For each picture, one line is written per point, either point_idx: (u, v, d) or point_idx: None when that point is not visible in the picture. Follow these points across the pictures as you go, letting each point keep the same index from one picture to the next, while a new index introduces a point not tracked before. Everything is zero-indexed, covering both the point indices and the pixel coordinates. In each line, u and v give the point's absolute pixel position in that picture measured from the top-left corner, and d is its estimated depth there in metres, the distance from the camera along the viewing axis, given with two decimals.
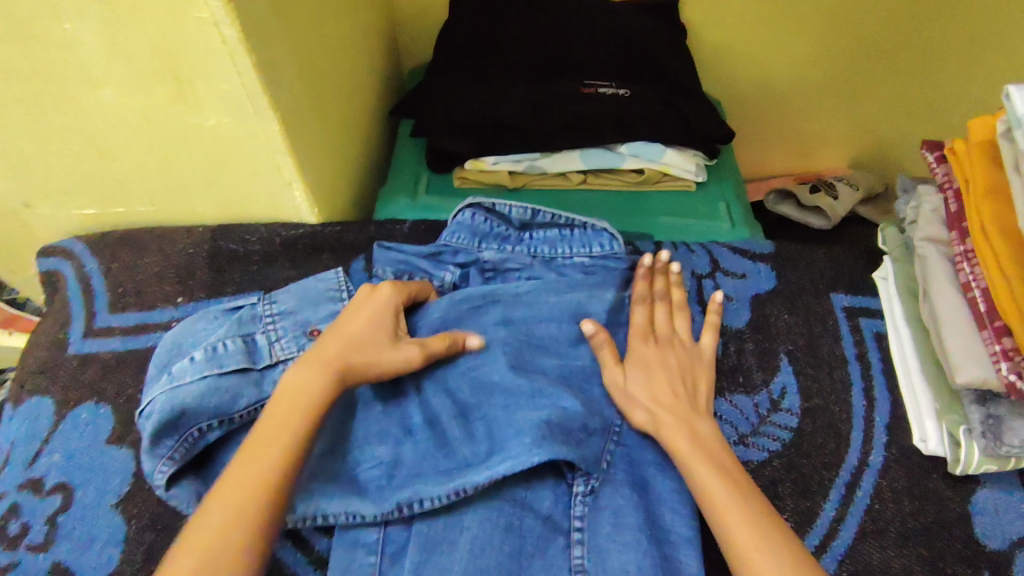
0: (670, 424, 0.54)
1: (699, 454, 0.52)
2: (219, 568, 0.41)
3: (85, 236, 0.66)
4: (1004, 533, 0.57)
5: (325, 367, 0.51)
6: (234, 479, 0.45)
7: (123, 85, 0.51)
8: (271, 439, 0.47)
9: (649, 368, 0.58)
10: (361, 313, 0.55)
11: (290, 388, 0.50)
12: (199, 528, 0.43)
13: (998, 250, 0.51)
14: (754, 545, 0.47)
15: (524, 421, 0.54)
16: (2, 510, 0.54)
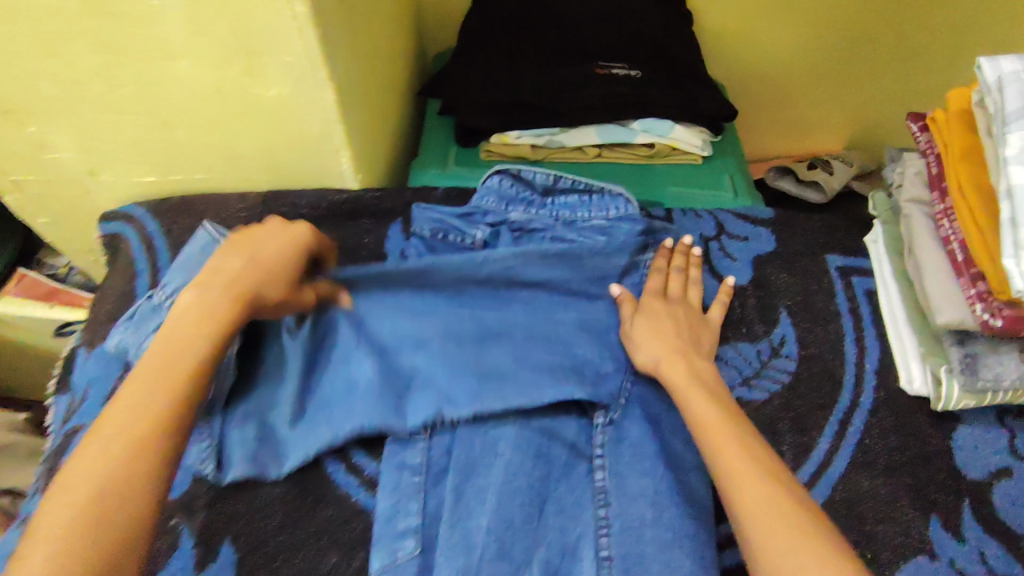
0: (668, 364, 0.60)
1: (696, 392, 0.57)
2: (119, 491, 0.43)
3: (144, 203, 0.73)
4: (983, 465, 0.63)
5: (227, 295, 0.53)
6: (132, 400, 0.47)
7: (197, 58, 0.57)
8: (173, 365, 0.49)
9: (655, 317, 0.64)
10: (268, 245, 0.57)
11: (185, 315, 0.52)
12: (84, 455, 0.45)
13: (972, 205, 0.58)
14: (739, 466, 0.52)
15: (543, 363, 0.61)
16: (82, 439, 0.60)
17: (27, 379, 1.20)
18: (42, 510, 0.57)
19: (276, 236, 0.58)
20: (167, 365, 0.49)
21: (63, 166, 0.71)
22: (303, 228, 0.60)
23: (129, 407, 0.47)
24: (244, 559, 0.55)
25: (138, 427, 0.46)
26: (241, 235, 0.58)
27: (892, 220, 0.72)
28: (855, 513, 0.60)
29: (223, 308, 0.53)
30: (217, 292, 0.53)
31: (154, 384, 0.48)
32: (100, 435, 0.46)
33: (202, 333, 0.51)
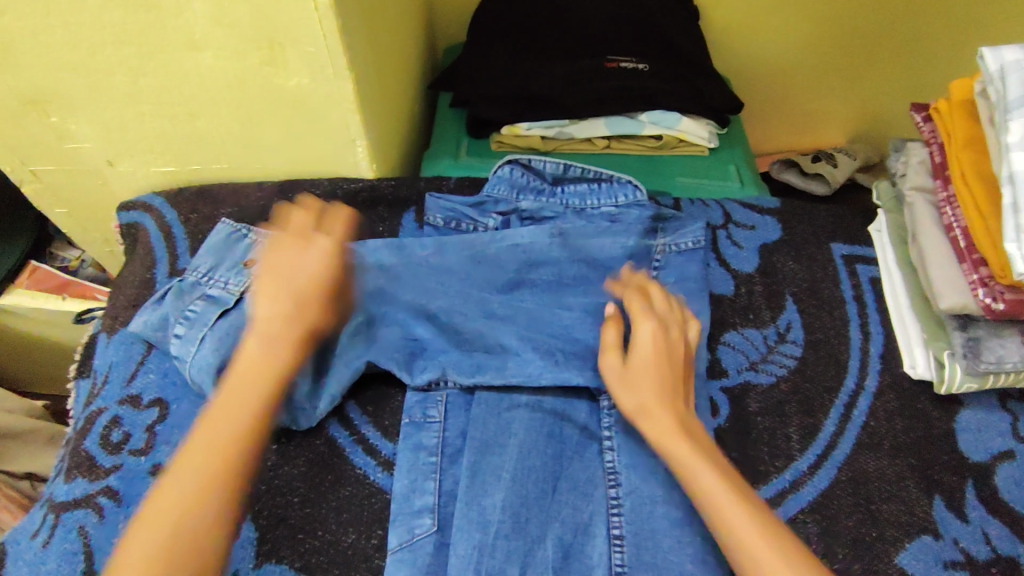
0: (665, 424, 0.56)
1: (699, 454, 0.55)
2: (187, 532, 0.47)
3: (163, 192, 0.75)
4: (986, 448, 0.65)
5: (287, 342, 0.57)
6: (202, 444, 0.51)
7: (220, 49, 0.59)
8: (239, 408, 0.53)
9: (655, 361, 0.59)
10: (314, 278, 0.60)
11: (250, 360, 0.55)
12: (162, 496, 0.49)
13: (974, 192, 0.59)
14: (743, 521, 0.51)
15: (549, 344, 0.64)
16: (105, 421, 0.61)
17: (42, 372, 1.22)
18: (65, 488, 0.59)
19: (309, 263, 0.60)
20: (235, 409, 0.53)
21: (83, 156, 0.72)
22: (322, 242, 0.62)
23: (201, 453, 0.50)
24: (265, 535, 0.56)
25: (210, 472, 0.50)
26: (272, 263, 0.60)
27: (896, 209, 0.73)
28: (860, 493, 0.61)
29: (281, 353, 0.56)
30: (278, 334, 0.57)
31: (221, 429, 0.52)
32: (177, 480, 0.49)
33: (264, 377, 0.55)
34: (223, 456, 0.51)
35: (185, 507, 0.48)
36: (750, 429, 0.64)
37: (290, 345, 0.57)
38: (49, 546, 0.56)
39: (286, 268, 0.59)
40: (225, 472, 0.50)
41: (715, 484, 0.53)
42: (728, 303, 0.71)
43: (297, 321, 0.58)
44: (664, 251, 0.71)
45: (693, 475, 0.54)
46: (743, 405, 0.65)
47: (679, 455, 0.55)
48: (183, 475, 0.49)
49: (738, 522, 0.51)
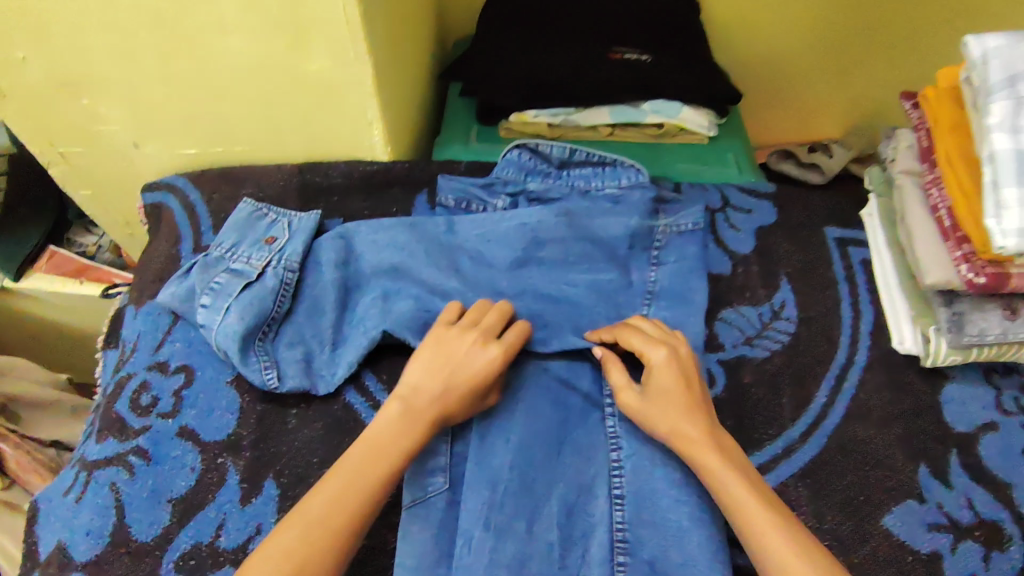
0: (694, 438, 0.56)
1: (727, 465, 0.55)
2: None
3: (186, 174, 0.78)
4: (970, 419, 0.68)
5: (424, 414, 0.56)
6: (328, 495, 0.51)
7: (249, 33, 0.62)
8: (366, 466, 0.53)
9: (668, 391, 0.59)
10: (467, 363, 0.59)
11: (385, 422, 0.56)
12: (279, 541, 0.49)
13: (959, 173, 0.62)
14: (772, 532, 0.51)
15: (552, 320, 0.67)
16: (134, 386, 0.65)
17: (65, 360, 1.26)
18: (97, 447, 0.62)
19: (474, 357, 0.59)
20: (366, 466, 0.53)
21: (111, 138, 0.76)
22: (494, 345, 0.60)
23: (325, 501, 0.51)
24: (286, 492, 0.59)
25: (329, 527, 0.50)
26: (439, 346, 0.60)
27: (887, 193, 0.77)
28: (850, 460, 0.65)
29: (421, 424, 0.56)
30: (421, 408, 0.56)
31: (352, 485, 0.52)
32: (297, 521, 0.50)
33: (393, 445, 0.54)
34: (345, 511, 0.51)
35: (299, 557, 0.48)
36: (745, 399, 0.67)
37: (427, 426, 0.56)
38: (83, 500, 0.59)
39: (450, 357, 0.59)
40: (341, 528, 0.50)
41: (748, 499, 0.53)
42: (725, 282, 0.75)
43: (433, 396, 0.57)
44: (665, 232, 0.74)
45: (719, 483, 0.54)
46: (739, 376, 0.69)
47: (709, 464, 0.55)
48: (304, 518, 0.50)
49: (768, 535, 0.51)
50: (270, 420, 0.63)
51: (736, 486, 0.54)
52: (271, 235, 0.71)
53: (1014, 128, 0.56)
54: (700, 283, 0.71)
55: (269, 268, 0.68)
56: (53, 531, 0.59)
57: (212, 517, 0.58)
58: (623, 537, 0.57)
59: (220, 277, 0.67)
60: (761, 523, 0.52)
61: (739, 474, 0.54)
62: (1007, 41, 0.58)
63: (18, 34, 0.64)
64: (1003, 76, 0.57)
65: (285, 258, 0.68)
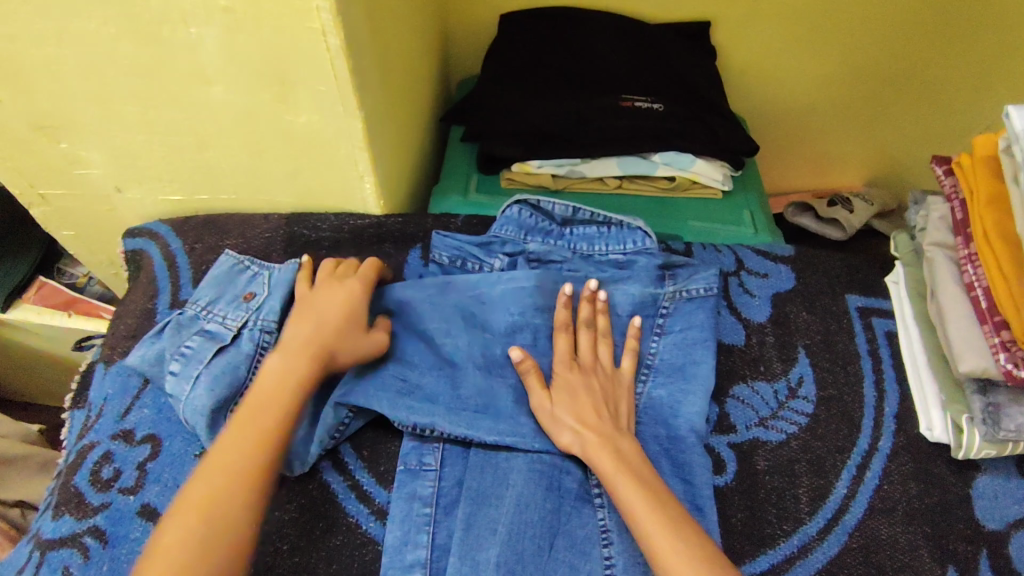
0: (593, 443, 0.56)
1: (623, 472, 0.55)
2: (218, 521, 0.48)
3: (170, 220, 0.74)
4: (1002, 516, 0.62)
5: (303, 352, 0.57)
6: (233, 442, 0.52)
7: (231, 84, 0.58)
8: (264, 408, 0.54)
9: (574, 393, 0.60)
10: (335, 300, 0.61)
11: (272, 373, 0.56)
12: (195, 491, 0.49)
13: (999, 254, 0.57)
14: (667, 547, 0.50)
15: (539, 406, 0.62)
16: (96, 456, 0.60)
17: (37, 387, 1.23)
18: (51, 525, 0.57)
19: (334, 297, 0.62)
20: (266, 411, 0.54)
21: (92, 181, 0.72)
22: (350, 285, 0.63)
23: (201, 497, 0.49)
24: None
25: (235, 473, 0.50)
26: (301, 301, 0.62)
27: (915, 263, 0.71)
28: (872, 561, 0.59)
29: (277, 406, 0.54)
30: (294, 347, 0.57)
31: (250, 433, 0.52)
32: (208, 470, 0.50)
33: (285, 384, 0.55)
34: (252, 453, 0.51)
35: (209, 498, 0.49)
36: (758, 489, 0.62)
37: (272, 430, 0.53)
38: None
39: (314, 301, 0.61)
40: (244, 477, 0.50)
41: (644, 511, 0.52)
42: (738, 354, 0.69)
43: (308, 335, 0.58)
44: (673, 297, 0.69)
45: (621, 490, 0.54)
46: (751, 462, 0.63)
47: (604, 468, 0.55)
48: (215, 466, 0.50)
49: (667, 546, 0.50)
50: None
51: (635, 495, 0.53)
52: (253, 290, 0.67)
53: None
54: (706, 356, 0.66)
55: (245, 329, 0.63)
56: None
57: None
58: None
59: (193, 340, 0.63)
60: (656, 532, 0.51)
61: (636, 482, 0.54)
62: None
63: None
64: None
65: (261, 318, 0.64)
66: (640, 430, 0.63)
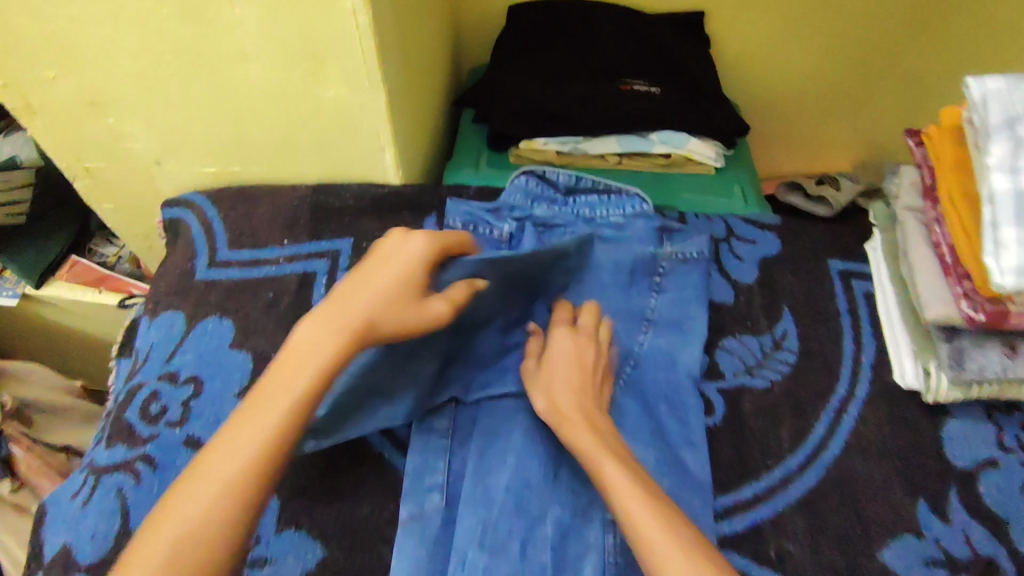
0: (569, 417, 0.59)
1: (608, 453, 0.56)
2: (201, 541, 0.43)
3: (205, 191, 0.81)
4: (971, 455, 0.68)
5: (340, 326, 0.51)
6: (235, 440, 0.47)
7: (268, 60, 0.65)
8: (277, 393, 0.49)
9: (566, 360, 0.63)
10: (391, 268, 0.56)
11: (301, 346, 0.51)
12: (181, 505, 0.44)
13: (961, 211, 0.63)
14: (647, 525, 0.50)
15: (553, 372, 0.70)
16: (145, 394, 0.67)
17: (62, 361, 1.30)
18: (105, 453, 0.64)
19: (387, 264, 0.57)
20: (281, 396, 0.49)
21: (134, 155, 0.79)
22: (411, 250, 0.58)
23: (186, 516, 0.44)
24: (287, 504, 0.61)
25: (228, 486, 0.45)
26: (367, 254, 0.59)
27: (890, 228, 0.77)
28: (848, 493, 0.65)
29: (288, 395, 0.49)
30: (330, 318, 0.52)
31: (250, 438, 0.47)
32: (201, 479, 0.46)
33: (304, 364, 0.50)
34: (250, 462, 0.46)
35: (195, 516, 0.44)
36: (744, 429, 0.68)
37: (257, 469, 0.46)
38: (89, 505, 0.61)
39: (372, 261, 0.57)
40: (238, 490, 0.45)
41: (628, 488, 0.53)
42: (727, 311, 0.76)
43: (358, 306, 0.53)
44: (670, 259, 0.75)
45: (603, 469, 0.55)
46: (738, 405, 0.70)
47: (585, 445, 0.57)
48: (207, 475, 0.46)
49: (638, 513, 0.51)
50: None
51: (617, 474, 0.54)
52: None
53: (1012, 170, 0.56)
54: (699, 312, 0.72)
55: None
56: (58, 535, 0.60)
57: None
58: (615, 562, 0.59)
59: None
60: (644, 517, 0.51)
61: (619, 463, 0.55)
62: (1007, 83, 0.57)
63: (48, 57, 0.67)
64: (1002, 116, 0.56)
65: None
66: (642, 376, 0.69)
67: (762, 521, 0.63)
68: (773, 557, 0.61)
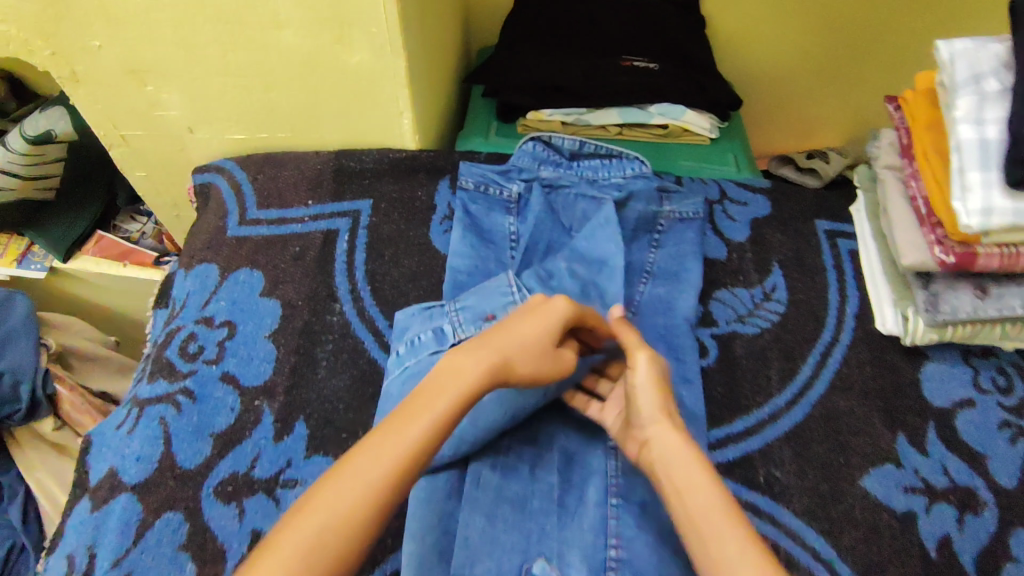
0: (660, 429, 0.57)
1: (697, 469, 0.53)
2: (334, 544, 0.44)
3: (234, 158, 0.87)
4: (949, 396, 0.74)
5: (485, 357, 0.56)
6: (376, 448, 0.49)
7: (299, 27, 0.71)
8: (425, 405, 0.52)
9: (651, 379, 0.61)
10: (538, 321, 0.60)
11: (447, 371, 0.54)
12: (319, 505, 0.46)
13: (934, 165, 0.68)
14: (732, 551, 0.48)
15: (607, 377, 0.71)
16: (183, 336, 0.73)
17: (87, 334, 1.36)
18: (147, 387, 0.70)
19: (538, 312, 0.60)
20: (423, 410, 0.51)
21: (168, 123, 0.85)
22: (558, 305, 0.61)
23: (325, 512, 0.45)
24: (315, 432, 0.67)
25: (364, 495, 0.46)
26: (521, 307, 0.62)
27: (872, 189, 0.83)
28: (832, 426, 0.71)
29: (430, 411, 0.51)
30: (481, 352, 0.56)
31: (385, 456, 0.48)
32: (338, 482, 0.47)
33: (441, 392, 0.53)
34: (388, 474, 0.48)
35: (332, 516, 0.45)
36: (736, 370, 0.74)
37: (387, 482, 0.47)
38: (134, 432, 0.67)
39: (527, 309, 0.61)
40: (372, 501, 0.46)
41: (714, 506, 0.51)
42: (720, 266, 0.81)
43: (505, 346, 0.57)
44: (668, 217, 0.81)
45: (690, 485, 0.52)
46: (731, 349, 0.75)
47: (679, 461, 0.54)
48: (344, 482, 0.47)
49: (717, 534, 0.49)
50: (302, 371, 0.70)
51: (706, 493, 0.52)
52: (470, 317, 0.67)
53: (978, 120, 0.61)
54: (694, 264, 0.78)
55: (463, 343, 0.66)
56: (105, 459, 0.66)
57: (248, 451, 0.66)
58: (616, 482, 0.63)
59: (426, 332, 0.68)
60: (727, 537, 0.49)
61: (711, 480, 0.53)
62: (972, 44, 0.63)
63: (95, 26, 0.73)
64: (968, 74, 0.62)
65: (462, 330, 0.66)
66: (643, 321, 0.74)
67: (751, 451, 0.69)
68: (763, 483, 0.67)
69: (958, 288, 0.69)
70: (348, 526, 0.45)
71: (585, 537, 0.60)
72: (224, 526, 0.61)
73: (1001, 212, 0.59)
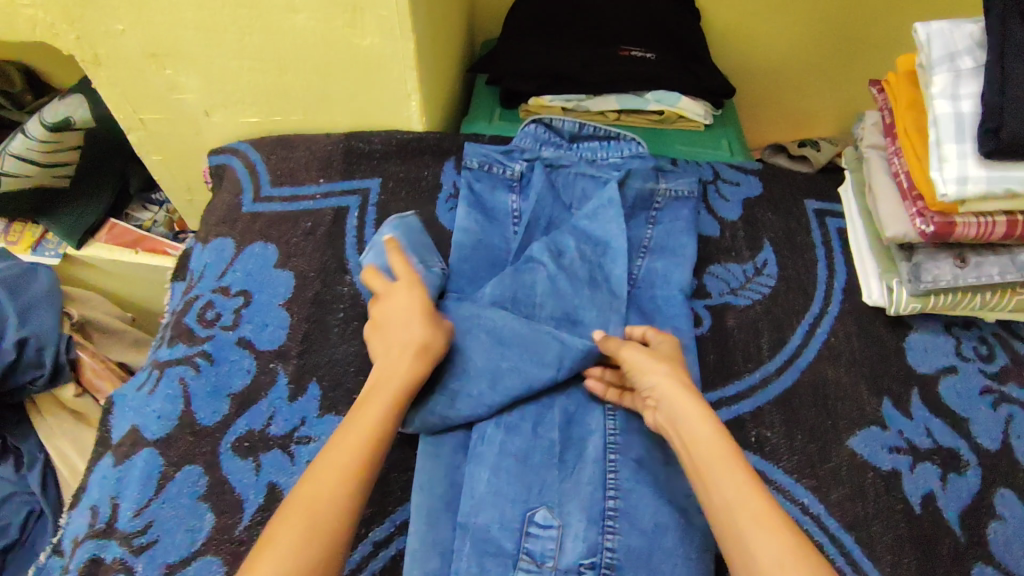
0: (666, 385, 0.62)
1: (699, 417, 0.59)
2: (326, 514, 0.53)
3: (248, 141, 0.91)
4: (933, 363, 0.77)
5: (404, 356, 0.64)
6: (348, 438, 0.58)
7: (315, 11, 0.75)
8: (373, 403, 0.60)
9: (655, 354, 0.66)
10: (404, 306, 0.67)
11: (381, 380, 0.62)
12: (310, 486, 0.54)
13: (914, 142, 0.72)
14: (732, 489, 0.54)
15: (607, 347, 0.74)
16: (201, 304, 0.76)
17: None
18: (167, 351, 0.73)
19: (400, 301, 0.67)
20: (375, 406, 0.60)
21: (185, 106, 0.88)
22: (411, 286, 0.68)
23: (316, 492, 0.54)
24: (326, 394, 0.70)
25: (345, 474, 0.55)
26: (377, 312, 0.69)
27: (858, 169, 0.87)
28: (820, 392, 0.74)
29: (379, 405, 0.60)
30: (393, 357, 0.64)
31: (354, 440, 0.57)
32: (323, 465, 0.56)
33: (385, 392, 0.61)
34: (359, 451, 0.57)
35: (320, 492, 0.54)
36: (728, 339, 0.77)
37: (361, 460, 0.56)
38: (155, 393, 0.70)
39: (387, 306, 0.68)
40: (353, 476, 0.55)
41: (718, 451, 0.57)
42: (714, 243, 0.85)
43: (400, 344, 0.64)
44: (664, 195, 0.84)
45: (694, 433, 0.58)
46: (723, 319, 0.79)
47: (687, 411, 0.60)
48: (327, 465, 0.56)
49: (718, 478, 0.55)
50: (314, 337, 0.74)
51: (707, 440, 0.57)
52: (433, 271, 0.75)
53: (953, 96, 0.65)
54: (689, 240, 0.82)
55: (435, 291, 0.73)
56: (126, 418, 0.69)
57: (264, 410, 0.69)
58: (615, 439, 0.66)
59: None
60: (728, 479, 0.55)
61: (713, 427, 0.58)
62: (947, 26, 0.67)
63: (119, 10, 0.76)
64: (943, 53, 0.66)
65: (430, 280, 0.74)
66: (639, 292, 0.78)
67: (744, 414, 0.72)
68: (754, 442, 0.70)
69: (941, 258, 0.73)
70: (335, 499, 0.54)
71: (584, 491, 0.63)
72: (241, 480, 0.65)
73: (975, 181, 0.63)
